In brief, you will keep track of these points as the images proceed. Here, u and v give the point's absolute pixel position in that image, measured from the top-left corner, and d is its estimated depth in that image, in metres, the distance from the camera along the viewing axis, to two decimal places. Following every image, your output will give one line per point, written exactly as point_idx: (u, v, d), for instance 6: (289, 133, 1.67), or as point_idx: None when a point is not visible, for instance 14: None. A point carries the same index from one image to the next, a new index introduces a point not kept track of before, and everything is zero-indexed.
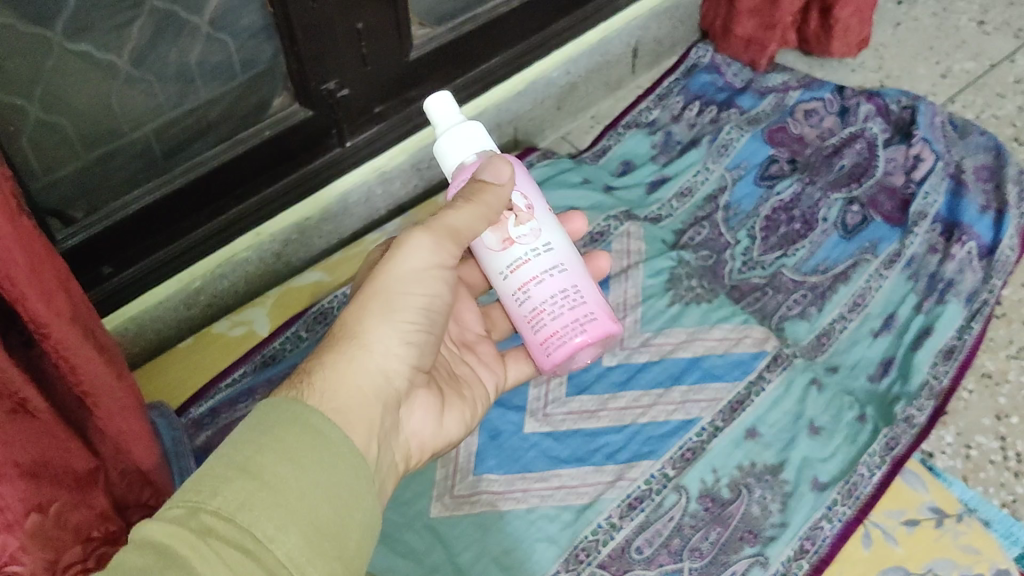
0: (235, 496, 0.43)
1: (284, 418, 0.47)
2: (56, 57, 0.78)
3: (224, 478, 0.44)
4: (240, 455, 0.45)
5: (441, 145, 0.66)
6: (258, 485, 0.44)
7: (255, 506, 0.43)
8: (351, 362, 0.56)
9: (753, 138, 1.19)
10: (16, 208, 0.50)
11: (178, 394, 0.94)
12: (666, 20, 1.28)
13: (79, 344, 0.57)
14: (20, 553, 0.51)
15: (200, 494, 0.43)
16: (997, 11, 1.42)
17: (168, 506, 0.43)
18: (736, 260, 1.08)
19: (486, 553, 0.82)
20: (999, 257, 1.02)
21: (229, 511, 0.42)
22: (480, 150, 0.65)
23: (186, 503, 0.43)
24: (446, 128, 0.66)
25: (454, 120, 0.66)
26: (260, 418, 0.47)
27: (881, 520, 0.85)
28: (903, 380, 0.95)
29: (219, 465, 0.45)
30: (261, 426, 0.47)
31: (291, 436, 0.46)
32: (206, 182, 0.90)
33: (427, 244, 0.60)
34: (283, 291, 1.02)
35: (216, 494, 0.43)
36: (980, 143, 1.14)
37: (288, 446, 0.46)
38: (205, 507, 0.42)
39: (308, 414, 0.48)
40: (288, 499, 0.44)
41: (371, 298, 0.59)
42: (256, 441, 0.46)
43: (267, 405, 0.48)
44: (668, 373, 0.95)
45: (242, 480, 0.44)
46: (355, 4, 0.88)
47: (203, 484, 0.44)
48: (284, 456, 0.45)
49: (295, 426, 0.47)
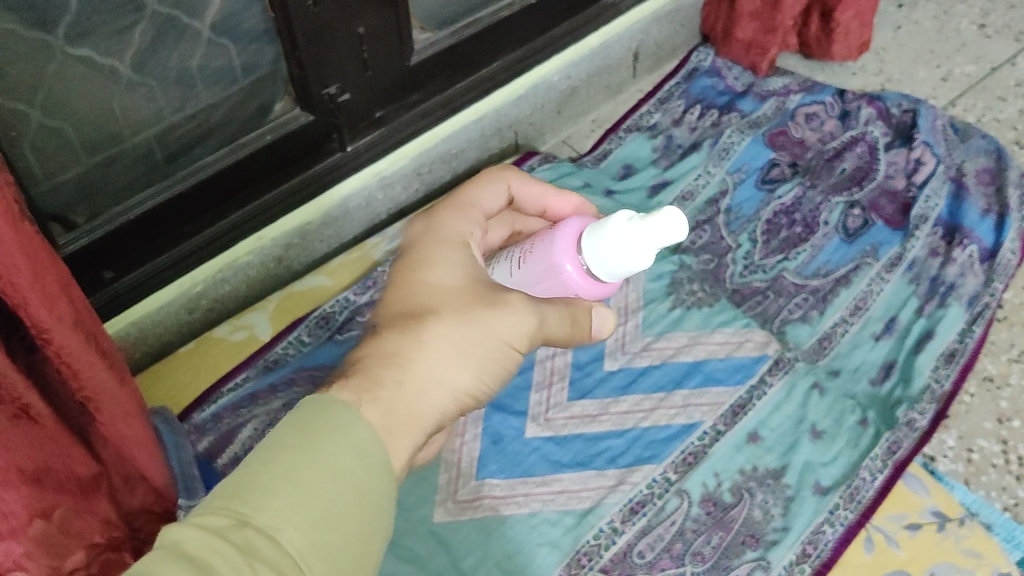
0: (279, 511, 0.42)
1: (339, 431, 0.45)
2: (58, 62, 0.78)
3: (269, 489, 0.42)
4: (289, 465, 0.43)
5: (628, 226, 0.61)
6: (305, 503, 0.42)
7: (299, 525, 0.42)
8: (427, 392, 0.53)
9: (754, 141, 1.19)
10: (19, 212, 0.49)
11: (179, 399, 0.94)
12: (667, 24, 1.28)
13: (81, 349, 0.57)
14: (24, 559, 0.52)
15: (246, 506, 0.42)
16: (997, 15, 1.42)
17: (208, 511, 0.42)
18: (737, 264, 1.08)
19: (487, 558, 0.83)
20: (1001, 260, 1.02)
21: (272, 528, 0.41)
22: (608, 273, 0.65)
23: (231, 513, 0.41)
24: (630, 242, 0.61)
25: (640, 248, 0.61)
26: (313, 424, 0.45)
27: (883, 524, 0.85)
28: (904, 384, 0.94)
29: (267, 473, 0.43)
30: (313, 435, 0.45)
31: (342, 450, 0.45)
32: (208, 186, 0.90)
33: (529, 326, 0.59)
34: (284, 296, 1.02)
35: (261, 507, 0.42)
36: (981, 146, 1.14)
37: (339, 461, 0.44)
38: (250, 524, 0.41)
39: (358, 426, 0.46)
40: (332, 521, 0.43)
41: (463, 332, 0.56)
42: (308, 453, 0.44)
43: (325, 411, 0.46)
44: (669, 377, 0.95)
45: (288, 494, 0.42)
46: (356, 8, 0.88)
47: (247, 493, 0.42)
48: (331, 470, 0.44)
49: (349, 442, 0.45)
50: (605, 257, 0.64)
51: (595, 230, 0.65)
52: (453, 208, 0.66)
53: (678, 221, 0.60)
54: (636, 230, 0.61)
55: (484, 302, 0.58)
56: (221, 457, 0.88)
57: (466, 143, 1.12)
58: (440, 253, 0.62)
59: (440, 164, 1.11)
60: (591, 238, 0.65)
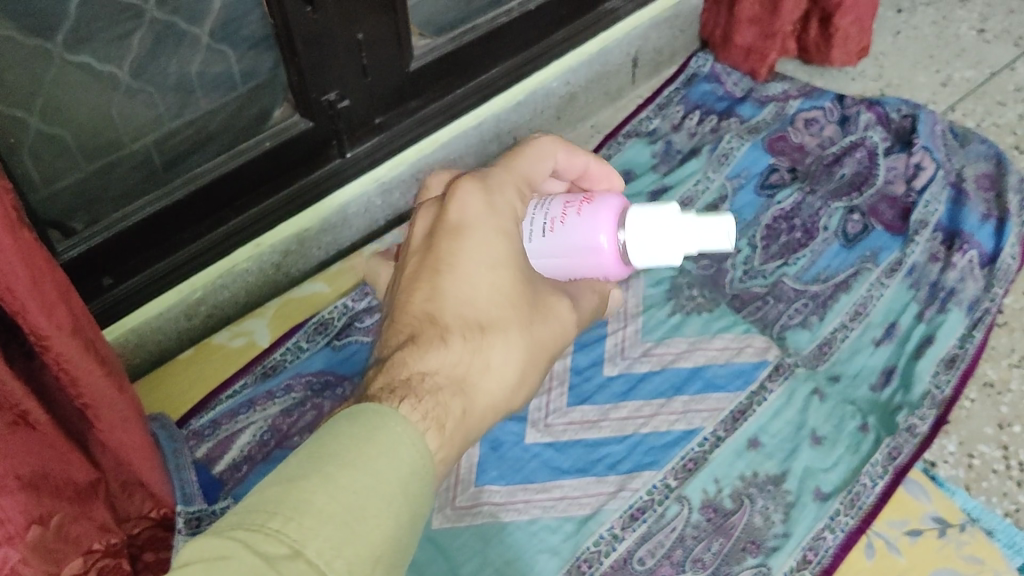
0: (331, 540, 0.39)
1: (396, 450, 0.43)
2: (56, 69, 0.78)
3: (323, 514, 0.40)
4: (341, 485, 0.41)
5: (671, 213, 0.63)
6: (358, 531, 0.40)
7: (351, 555, 0.39)
8: (484, 411, 0.54)
9: (754, 147, 1.19)
10: (17, 219, 0.49)
11: (177, 405, 0.94)
12: (666, 29, 1.28)
13: (78, 356, 0.57)
14: (21, 565, 0.52)
15: (296, 532, 0.39)
16: (997, 20, 1.42)
17: (254, 532, 0.38)
18: (737, 269, 1.08)
19: (487, 565, 0.82)
20: (1000, 265, 1.02)
21: (324, 560, 0.38)
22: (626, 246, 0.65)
23: (284, 541, 0.38)
24: (678, 238, 0.63)
25: (673, 237, 0.63)
26: (369, 439, 0.43)
27: (884, 530, 0.85)
28: (904, 390, 0.94)
29: (320, 492, 0.40)
30: (369, 450, 0.43)
31: (396, 473, 0.43)
32: (207, 192, 0.90)
33: (566, 335, 0.61)
34: (283, 302, 1.02)
35: (313, 536, 0.39)
36: (981, 151, 1.14)
37: (392, 484, 0.42)
38: (304, 553, 0.38)
39: (409, 444, 0.44)
40: (380, 550, 0.41)
41: (521, 346, 0.56)
42: (364, 474, 0.42)
43: (382, 425, 0.44)
44: (669, 383, 0.95)
45: (338, 522, 0.40)
46: (356, 15, 0.89)
47: (298, 517, 0.39)
48: (380, 495, 0.42)
49: (404, 462, 0.43)
50: (647, 241, 0.64)
51: (638, 212, 0.64)
52: (511, 186, 0.61)
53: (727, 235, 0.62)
54: (688, 228, 0.62)
55: (538, 309, 0.58)
56: (219, 463, 0.88)
57: (465, 149, 1.12)
58: (499, 245, 0.57)
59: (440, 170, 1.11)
60: (632, 219, 0.64)
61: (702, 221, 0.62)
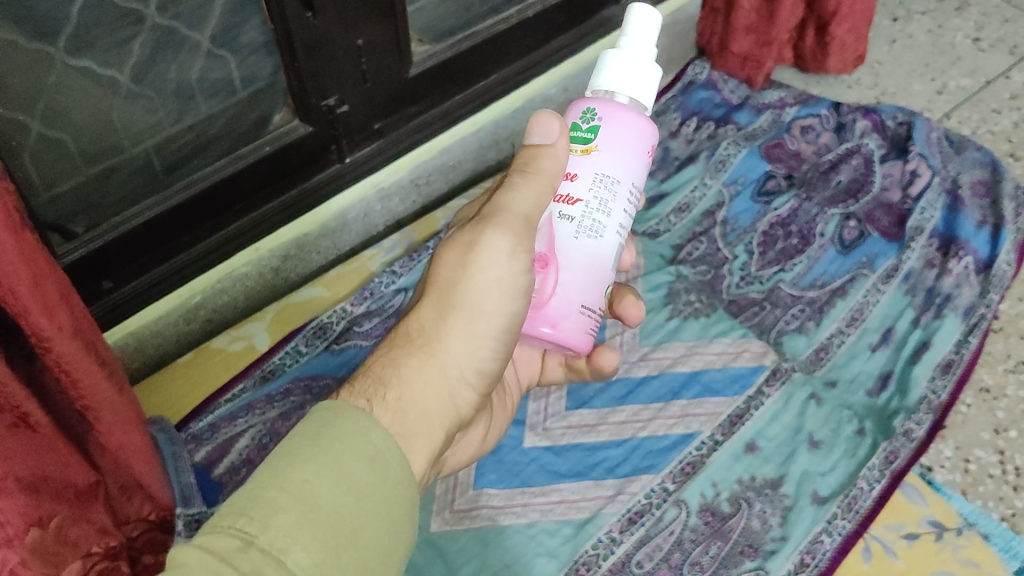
0: (287, 529, 0.40)
1: (344, 438, 0.43)
2: (58, 74, 0.79)
3: (278, 508, 0.40)
4: (294, 478, 0.41)
5: (609, 54, 0.58)
6: (315, 519, 0.40)
7: (312, 543, 0.40)
8: (426, 379, 0.51)
9: (750, 154, 1.20)
10: (19, 220, 0.49)
11: (177, 409, 0.94)
12: (663, 37, 1.29)
13: (80, 358, 0.57)
14: (20, 567, 0.50)
15: (251, 525, 0.39)
16: (992, 29, 1.43)
17: (212, 530, 0.39)
18: (733, 275, 1.08)
19: (486, 567, 0.82)
20: (996, 271, 1.03)
21: (278, 548, 0.39)
22: (633, 98, 0.58)
23: (238, 532, 0.39)
24: (635, 57, 0.58)
25: (641, 55, 0.58)
26: (319, 430, 0.44)
27: (882, 534, 0.85)
28: (901, 395, 0.95)
29: (273, 487, 0.41)
30: (320, 442, 0.43)
31: (349, 460, 0.43)
32: (207, 196, 0.90)
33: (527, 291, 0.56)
34: (282, 306, 1.02)
35: (267, 528, 0.39)
36: (976, 158, 1.15)
37: (347, 471, 0.42)
38: (256, 543, 0.39)
39: (372, 433, 0.44)
40: (341, 535, 0.41)
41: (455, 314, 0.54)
42: (315, 465, 0.42)
43: (332, 417, 0.44)
44: (667, 388, 0.95)
45: (298, 511, 0.40)
46: (356, 21, 0.89)
47: (256, 509, 0.40)
48: (343, 484, 0.42)
49: (356, 449, 0.43)
50: (633, 72, 0.58)
51: (592, 81, 0.59)
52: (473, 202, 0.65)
53: (652, 12, 0.58)
54: (626, 43, 0.58)
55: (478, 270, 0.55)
56: (219, 466, 0.88)
57: (463, 155, 1.13)
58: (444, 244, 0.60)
59: (439, 175, 1.12)
60: (599, 85, 0.59)
61: (624, 30, 0.59)
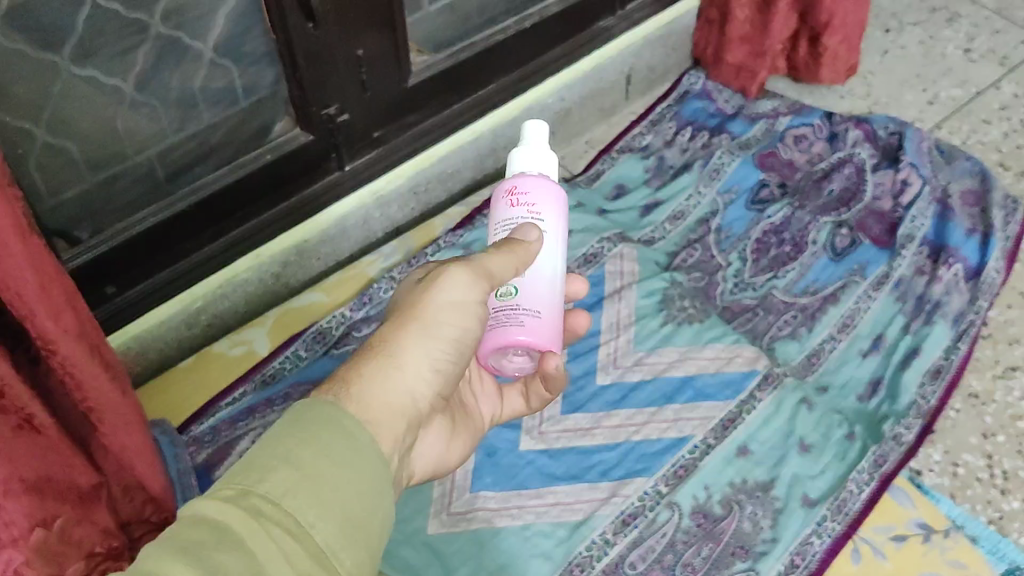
0: (280, 483, 0.42)
1: (322, 419, 0.46)
2: (63, 82, 0.80)
3: (269, 467, 0.43)
4: (283, 445, 0.44)
5: (513, 153, 0.68)
6: (302, 476, 0.43)
7: (299, 494, 0.42)
8: (387, 381, 0.54)
9: (744, 163, 1.21)
10: (27, 226, 0.51)
11: (180, 412, 0.95)
12: (659, 47, 1.31)
13: (86, 361, 0.59)
14: (25, 567, 0.51)
15: (248, 479, 0.43)
16: (982, 40, 1.45)
17: (216, 488, 0.43)
18: (727, 282, 1.10)
19: (481, 569, 0.84)
20: (985, 279, 1.05)
21: (275, 495, 0.42)
22: (541, 173, 0.67)
23: (236, 485, 0.42)
24: (531, 151, 0.68)
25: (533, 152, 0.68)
26: (301, 412, 0.46)
27: (870, 535, 0.87)
28: (891, 400, 0.96)
29: (264, 453, 0.44)
30: (303, 420, 0.46)
31: (328, 434, 0.45)
32: (207, 204, 0.92)
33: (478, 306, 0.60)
34: (281, 312, 1.04)
35: (262, 480, 0.43)
36: (967, 168, 1.17)
37: (328, 441, 0.45)
38: (255, 492, 0.42)
39: (345, 417, 0.47)
40: (327, 489, 0.43)
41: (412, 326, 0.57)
42: (299, 438, 0.45)
43: (308, 402, 0.47)
44: (660, 392, 0.97)
45: (286, 470, 0.43)
46: (356, 31, 0.91)
47: (250, 468, 0.43)
48: (324, 454, 0.44)
49: (333, 426, 0.46)
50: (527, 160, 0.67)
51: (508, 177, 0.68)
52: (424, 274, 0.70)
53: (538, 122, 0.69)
54: (522, 145, 0.68)
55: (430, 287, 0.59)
56: (219, 469, 0.89)
57: (461, 164, 1.15)
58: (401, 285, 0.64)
59: (436, 183, 1.14)
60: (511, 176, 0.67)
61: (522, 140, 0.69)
